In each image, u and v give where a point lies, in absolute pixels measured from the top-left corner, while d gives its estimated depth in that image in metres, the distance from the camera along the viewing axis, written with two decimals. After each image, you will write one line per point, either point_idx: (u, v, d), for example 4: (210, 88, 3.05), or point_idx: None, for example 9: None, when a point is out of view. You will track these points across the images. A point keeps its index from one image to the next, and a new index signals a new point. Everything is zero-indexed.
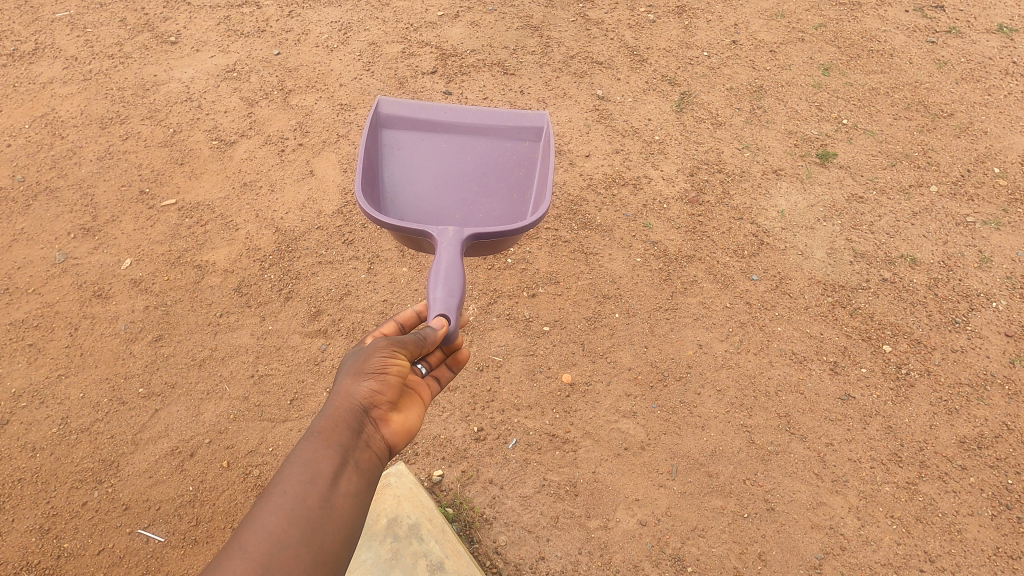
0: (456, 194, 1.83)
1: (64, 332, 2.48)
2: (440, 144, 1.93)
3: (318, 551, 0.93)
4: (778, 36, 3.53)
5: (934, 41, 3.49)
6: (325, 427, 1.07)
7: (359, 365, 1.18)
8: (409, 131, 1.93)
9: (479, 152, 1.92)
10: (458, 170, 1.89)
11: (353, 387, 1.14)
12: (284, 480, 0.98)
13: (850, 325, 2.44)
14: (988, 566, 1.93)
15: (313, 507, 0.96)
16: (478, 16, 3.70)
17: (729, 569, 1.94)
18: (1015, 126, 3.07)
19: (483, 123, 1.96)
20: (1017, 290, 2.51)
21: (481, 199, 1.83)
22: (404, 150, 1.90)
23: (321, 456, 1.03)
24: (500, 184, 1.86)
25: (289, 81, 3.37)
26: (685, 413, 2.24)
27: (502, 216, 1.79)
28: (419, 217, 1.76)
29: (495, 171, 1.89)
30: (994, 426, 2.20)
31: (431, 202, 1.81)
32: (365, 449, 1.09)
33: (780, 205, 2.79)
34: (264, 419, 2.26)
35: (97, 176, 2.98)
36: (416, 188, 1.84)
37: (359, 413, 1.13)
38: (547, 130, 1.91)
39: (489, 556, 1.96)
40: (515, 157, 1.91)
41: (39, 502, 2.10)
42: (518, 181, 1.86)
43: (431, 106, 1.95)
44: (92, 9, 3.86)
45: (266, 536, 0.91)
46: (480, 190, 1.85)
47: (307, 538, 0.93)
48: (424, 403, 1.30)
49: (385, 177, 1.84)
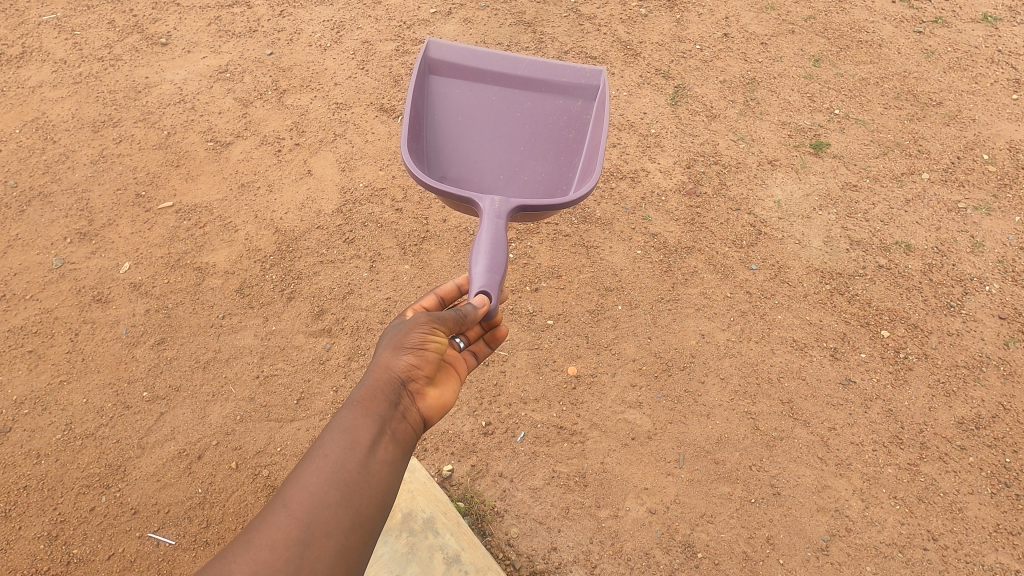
0: (502, 151, 1.88)
1: (65, 337, 2.45)
2: (488, 97, 1.96)
3: (355, 515, 0.94)
4: (769, 29, 3.57)
5: (921, 31, 3.55)
6: (364, 397, 1.09)
7: (399, 339, 1.20)
8: (458, 81, 1.97)
9: (529, 109, 1.95)
10: (506, 126, 1.92)
11: (392, 360, 1.16)
12: (325, 444, 0.99)
13: (848, 311, 2.48)
14: (990, 543, 1.98)
15: (353, 471, 0.97)
16: (471, 13, 3.71)
17: (739, 553, 1.97)
18: (1002, 113, 3.14)
19: (536, 76, 1.97)
20: (1009, 274, 2.57)
21: (527, 160, 1.86)
22: (452, 99, 1.95)
23: (360, 423, 1.04)
24: (546, 145, 1.90)
25: (283, 81, 3.36)
26: (690, 402, 2.27)
27: (547, 179, 1.83)
28: (465, 172, 1.82)
29: (541, 130, 1.92)
30: (991, 406, 2.25)
31: (477, 158, 1.86)
32: (402, 421, 1.10)
33: (776, 195, 2.83)
34: (271, 420, 2.25)
35: (91, 179, 2.95)
36: (463, 141, 1.89)
37: (398, 384, 1.14)
38: (602, 91, 1.91)
39: (501, 548, 1.98)
40: (562, 117, 1.93)
41: (45, 509, 2.08)
42: (566, 143, 1.90)
43: (482, 55, 1.97)
44: (79, 12, 3.82)
45: (308, 496, 0.92)
46: (527, 150, 1.89)
47: (345, 501, 0.94)
48: (459, 379, 1.32)
49: (433, 127, 1.90)
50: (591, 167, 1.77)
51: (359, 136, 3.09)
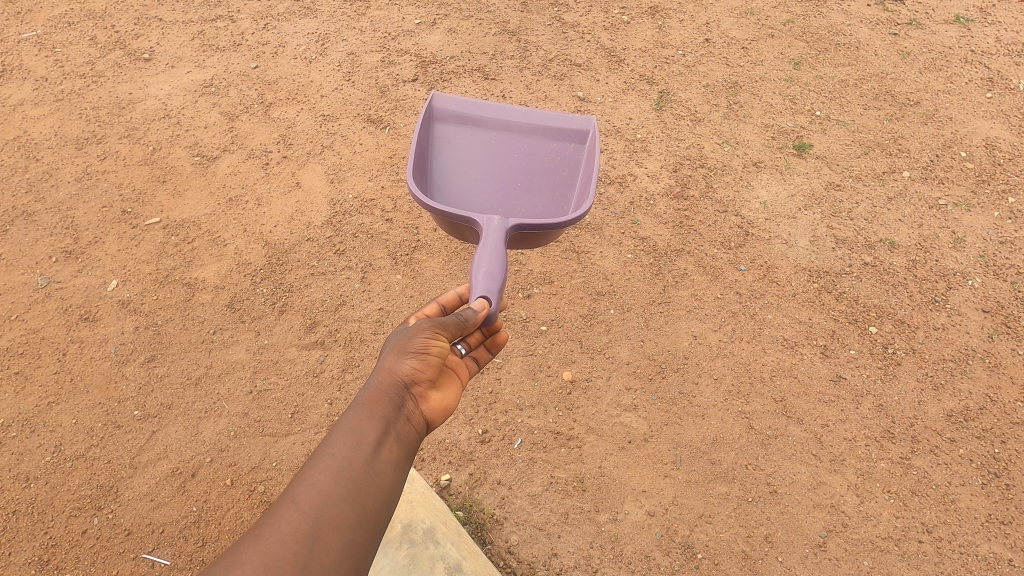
0: (500, 188, 1.88)
1: (52, 358, 2.42)
2: (487, 140, 1.99)
3: (362, 511, 0.94)
4: (749, 34, 3.64)
5: (896, 33, 3.63)
6: (369, 398, 1.09)
7: (402, 344, 1.20)
8: (459, 125, 2.00)
9: (525, 150, 1.97)
10: (504, 165, 1.94)
11: (396, 364, 1.16)
12: (331, 443, 0.99)
13: (836, 309, 2.52)
14: (982, 533, 2.01)
15: (359, 469, 0.97)
16: (456, 23, 3.74)
17: (739, 553, 1.98)
18: (977, 111, 3.21)
19: (532, 122, 2.01)
20: (990, 268, 2.62)
21: (524, 195, 1.87)
22: (453, 141, 1.97)
23: (366, 424, 1.04)
24: (543, 182, 1.90)
25: (269, 94, 3.35)
26: (685, 403, 2.28)
27: (544, 213, 1.82)
28: (464, 207, 1.80)
29: (538, 169, 1.93)
30: (978, 398, 2.29)
31: (475, 193, 1.86)
32: (407, 422, 1.11)
33: (762, 196, 2.87)
34: (266, 434, 2.23)
35: (75, 198, 2.92)
36: (463, 180, 1.89)
37: (401, 388, 1.14)
38: (594, 132, 1.95)
39: (502, 556, 1.97)
40: (556, 159, 1.95)
41: (36, 534, 2.04)
42: (562, 181, 1.91)
43: (482, 103, 2.02)
44: (59, 29, 3.80)
45: (316, 492, 0.92)
46: (524, 187, 1.89)
47: (352, 497, 0.94)
48: (461, 384, 1.32)
49: (435, 169, 1.91)
50: (585, 197, 1.77)
51: (346, 148, 3.09)
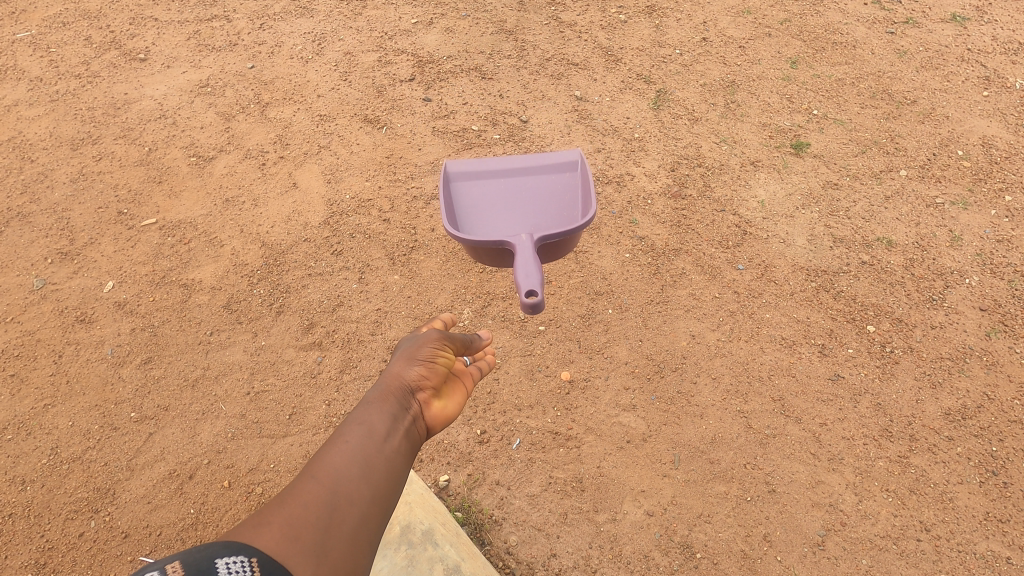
0: (513, 212, 1.85)
1: (48, 360, 2.41)
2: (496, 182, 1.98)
3: (379, 488, 0.93)
4: (746, 32, 3.64)
5: (893, 32, 3.63)
6: (382, 394, 1.09)
7: (411, 352, 1.20)
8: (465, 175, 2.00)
9: (534, 185, 1.96)
10: (516, 199, 1.91)
11: (404, 369, 1.15)
12: (347, 431, 0.99)
13: (834, 308, 2.52)
14: (980, 531, 2.00)
15: (375, 454, 0.96)
16: (453, 22, 3.73)
17: (737, 552, 1.97)
18: (974, 110, 3.22)
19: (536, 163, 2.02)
20: (987, 266, 2.62)
21: (539, 219, 1.81)
22: (463, 189, 1.95)
23: (380, 415, 1.04)
24: (555, 209, 1.87)
25: (266, 94, 3.34)
26: (683, 403, 2.28)
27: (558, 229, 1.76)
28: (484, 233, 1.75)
29: (545, 193, 1.92)
30: (976, 396, 2.29)
31: (492, 224, 1.80)
32: (418, 421, 1.10)
33: (759, 196, 2.87)
34: (263, 436, 2.22)
35: (71, 199, 2.91)
36: (478, 217, 1.84)
37: (411, 390, 1.14)
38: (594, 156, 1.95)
39: (501, 557, 1.97)
40: (563, 185, 1.94)
41: (32, 537, 2.03)
42: (573, 204, 1.88)
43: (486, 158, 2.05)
44: (54, 29, 3.78)
45: (333, 469, 0.91)
46: (538, 213, 1.85)
47: (369, 477, 0.93)
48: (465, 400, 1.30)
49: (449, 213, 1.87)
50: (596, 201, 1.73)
51: (343, 148, 3.08)
